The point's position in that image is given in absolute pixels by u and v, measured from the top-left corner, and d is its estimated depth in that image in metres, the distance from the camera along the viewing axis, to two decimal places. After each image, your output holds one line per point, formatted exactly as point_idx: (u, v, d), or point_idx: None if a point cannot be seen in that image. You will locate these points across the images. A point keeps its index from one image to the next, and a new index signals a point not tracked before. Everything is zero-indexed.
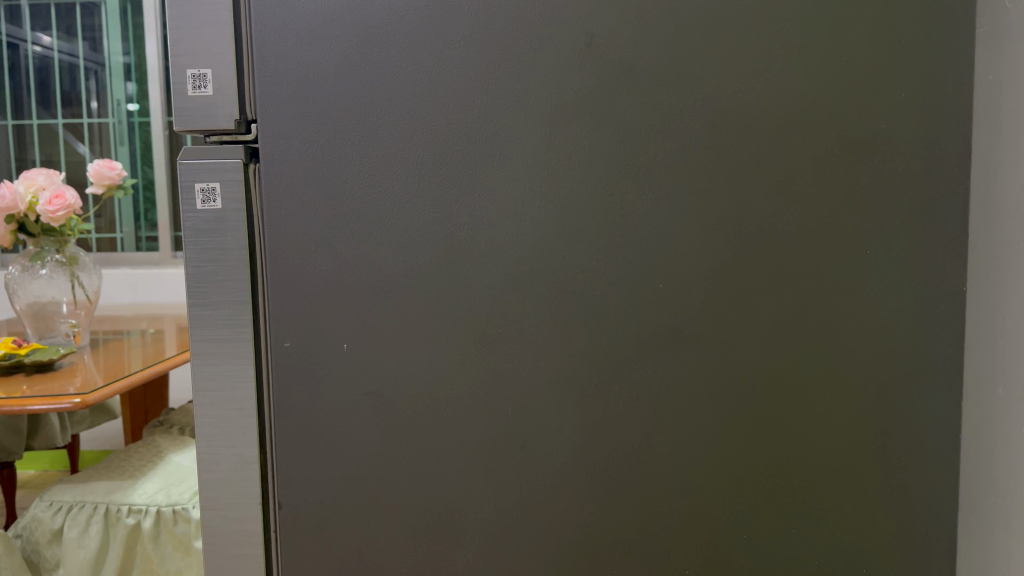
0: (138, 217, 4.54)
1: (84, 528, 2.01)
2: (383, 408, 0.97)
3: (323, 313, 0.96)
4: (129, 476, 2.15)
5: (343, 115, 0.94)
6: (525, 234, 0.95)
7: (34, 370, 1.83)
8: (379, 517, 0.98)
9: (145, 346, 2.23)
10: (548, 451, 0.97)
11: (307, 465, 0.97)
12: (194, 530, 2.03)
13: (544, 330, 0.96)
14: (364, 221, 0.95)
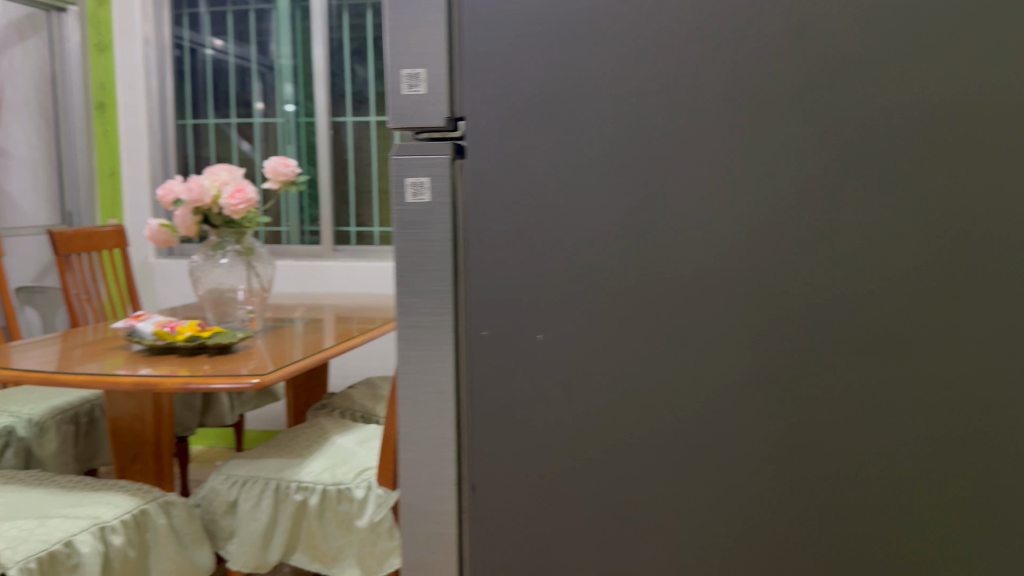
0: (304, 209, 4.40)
1: (257, 503, 1.84)
2: (569, 399, 0.99)
3: (519, 304, 0.98)
4: (294, 454, 1.95)
5: (544, 113, 0.96)
6: (716, 232, 0.95)
7: (215, 352, 1.93)
8: (562, 506, 1.00)
9: (305, 334, 2.35)
10: (735, 448, 0.97)
11: (493, 453, 1.00)
12: (358, 510, 1.85)
13: (733, 328, 0.95)
14: (562, 214, 0.97)
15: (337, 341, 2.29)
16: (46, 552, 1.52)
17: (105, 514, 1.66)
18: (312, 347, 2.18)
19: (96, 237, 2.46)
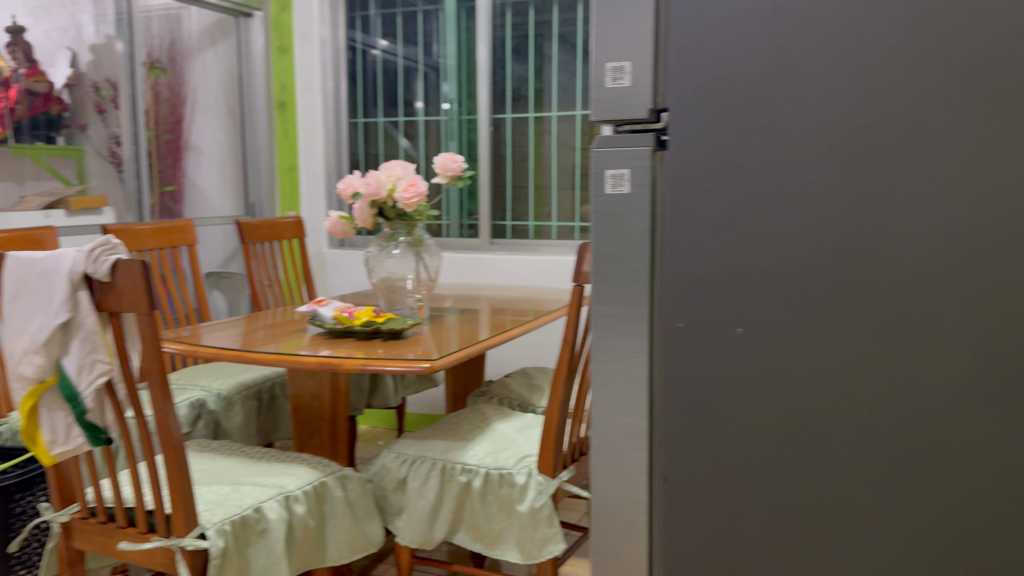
0: (463, 197, 3.30)
1: (423, 481, 1.86)
2: (771, 408, 0.76)
3: (716, 284, 0.76)
4: (460, 436, 1.97)
5: (752, 40, 0.73)
6: (1001, 213, 0.67)
7: (388, 337, 2.01)
8: (757, 535, 0.78)
9: (473, 315, 2.39)
10: (1004, 477, 0.69)
11: (679, 485, 0.80)
12: (518, 493, 1.80)
13: (1004, 315, 0.68)
14: (769, 166, 0.74)
15: (507, 324, 2.30)
16: (239, 515, 1.62)
17: (289, 483, 1.75)
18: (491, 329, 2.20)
19: (279, 227, 2.62)
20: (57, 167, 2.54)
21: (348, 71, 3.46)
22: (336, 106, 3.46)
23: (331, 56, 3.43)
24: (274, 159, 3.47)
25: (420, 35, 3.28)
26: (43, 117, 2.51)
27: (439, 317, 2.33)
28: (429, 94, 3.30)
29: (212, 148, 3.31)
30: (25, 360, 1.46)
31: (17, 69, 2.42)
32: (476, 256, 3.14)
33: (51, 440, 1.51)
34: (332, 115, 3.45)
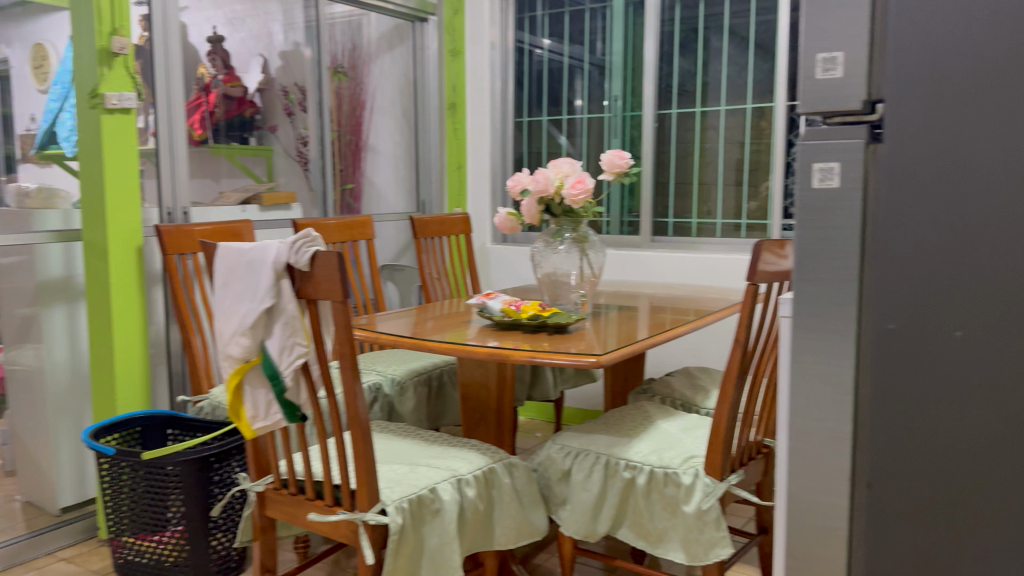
0: (625, 193, 3.28)
1: (587, 474, 1.87)
2: (993, 420, 0.71)
3: (933, 287, 0.73)
4: (624, 433, 1.97)
5: (983, 31, 0.69)
6: None
7: (553, 332, 2.04)
8: (971, 552, 0.74)
9: (640, 311, 2.36)
10: None
11: (886, 491, 0.77)
12: (684, 494, 1.76)
13: None
14: (998, 163, 0.69)
15: (674, 320, 2.25)
16: (415, 495, 1.70)
17: (461, 468, 1.81)
18: (656, 326, 2.15)
19: (448, 223, 2.73)
20: (249, 166, 2.76)
21: (515, 72, 3.54)
22: (502, 106, 3.54)
23: (501, 57, 3.52)
24: (445, 158, 3.54)
25: (588, 33, 3.30)
26: (238, 119, 2.73)
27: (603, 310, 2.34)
28: (593, 92, 3.32)
29: (387, 147, 3.48)
30: (232, 341, 1.59)
31: (216, 75, 2.64)
32: (639, 255, 3.11)
33: (253, 415, 1.64)
34: (498, 115, 3.54)
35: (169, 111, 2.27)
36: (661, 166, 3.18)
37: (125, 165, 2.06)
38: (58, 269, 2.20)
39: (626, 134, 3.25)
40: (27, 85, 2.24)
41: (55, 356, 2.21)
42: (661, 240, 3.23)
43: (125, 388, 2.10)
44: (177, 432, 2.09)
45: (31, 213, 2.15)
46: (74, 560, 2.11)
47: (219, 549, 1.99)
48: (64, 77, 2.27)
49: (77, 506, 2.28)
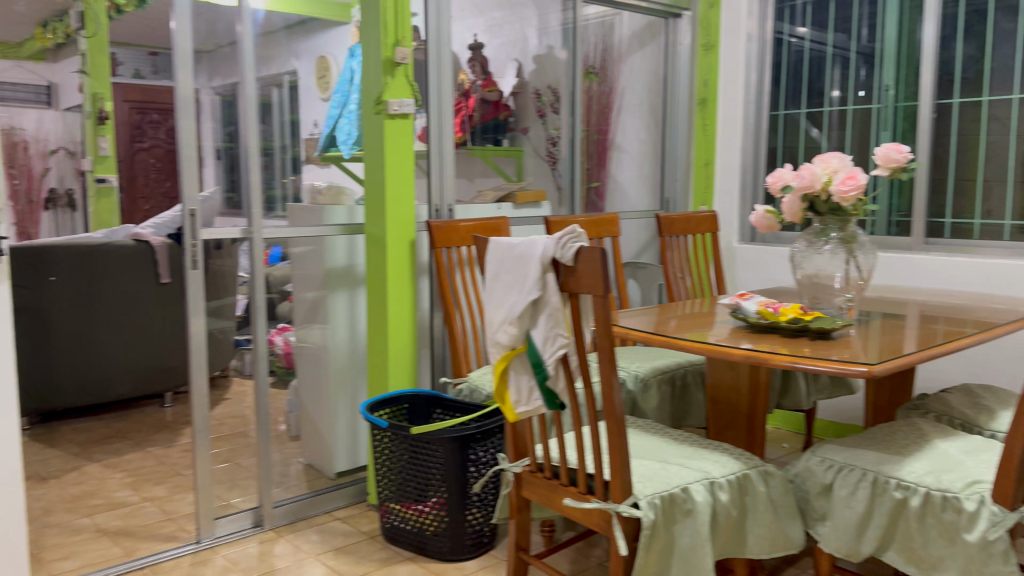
0: (894, 192, 3.05)
1: (852, 490, 1.76)
2: None
3: None
4: (894, 451, 1.83)
5: None
6: None
7: (816, 337, 1.93)
8: None
9: (913, 319, 2.19)
10: None
11: None
12: (966, 521, 1.61)
13: None
14: None
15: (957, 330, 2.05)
16: (668, 492, 1.67)
17: (714, 471, 1.77)
18: (931, 338, 1.96)
19: (695, 221, 2.71)
20: (501, 166, 2.88)
21: (774, 62, 3.42)
22: (757, 100, 3.45)
23: (758, 49, 3.43)
24: (692, 154, 3.52)
25: (854, 20, 3.12)
26: (492, 122, 2.89)
27: (867, 316, 2.20)
28: (858, 82, 3.13)
29: (633, 145, 3.48)
30: (501, 329, 1.68)
31: (476, 80, 2.81)
32: (910, 258, 2.90)
33: (516, 400, 1.72)
34: (753, 108, 3.45)
35: (439, 115, 2.45)
36: (938, 160, 2.92)
37: (403, 166, 2.25)
38: (343, 258, 2.47)
39: (896, 126, 3.02)
40: (312, 93, 2.49)
41: (339, 336, 2.48)
42: (935, 243, 2.96)
43: (396, 366, 2.29)
44: (441, 411, 2.25)
45: (322, 209, 2.42)
46: (347, 520, 2.35)
47: (473, 525, 2.11)
48: (344, 86, 2.51)
49: (350, 471, 2.53)
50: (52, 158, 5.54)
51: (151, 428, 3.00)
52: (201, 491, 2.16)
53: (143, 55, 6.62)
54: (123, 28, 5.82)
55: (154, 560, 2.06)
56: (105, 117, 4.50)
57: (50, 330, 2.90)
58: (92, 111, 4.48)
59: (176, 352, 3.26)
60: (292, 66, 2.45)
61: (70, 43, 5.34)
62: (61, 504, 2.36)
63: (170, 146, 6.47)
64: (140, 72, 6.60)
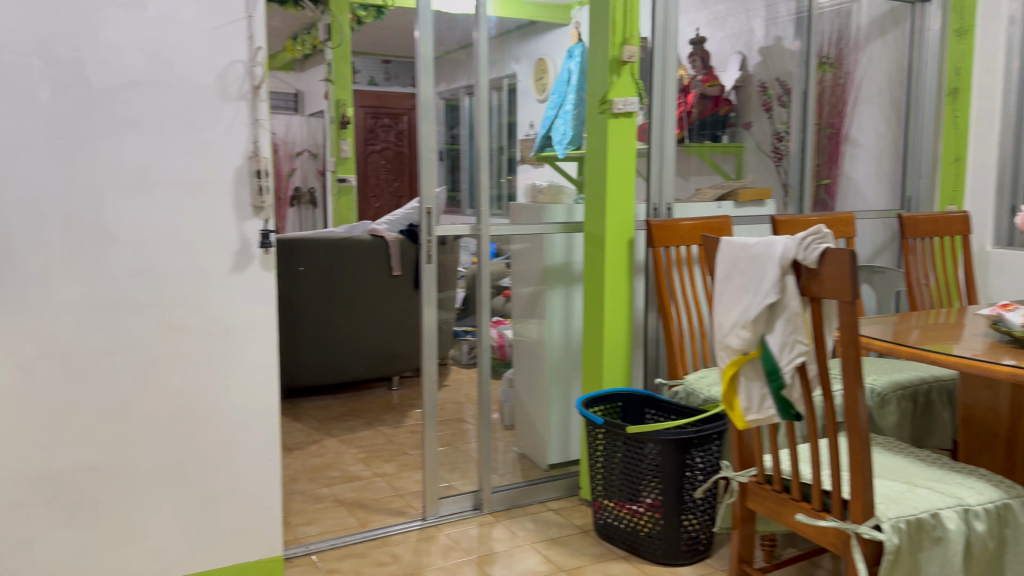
0: None
1: None
2: None
3: None
4: None
5: None
6: None
7: None
8: None
9: None
10: None
11: None
12: None
13: None
14: None
15: None
16: (915, 517, 1.54)
17: (969, 498, 1.62)
18: None
19: (944, 222, 2.51)
20: (718, 163, 2.78)
21: None
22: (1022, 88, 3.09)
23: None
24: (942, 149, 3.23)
25: None
26: (711, 118, 2.78)
27: None
28: None
29: (870, 140, 3.25)
30: (733, 332, 1.63)
31: (696, 76, 2.71)
32: None
33: (747, 407, 1.67)
34: (1016, 98, 3.10)
35: (662, 113, 2.44)
36: None
37: (624, 164, 2.25)
38: (560, 255, 2.53)
39: None
40: (529, 96, 2.45)
41: (554, 331, 2.53)
42: None
43: (611, 364, 2.30)
44: (655, 411, 2.23)
45: (543, 208, 2.49)
46: (560, 512, 2.40)
47: (690, 531, 2.07)
48: (561, 87, 2.46)
49: (562, 464, 2.58)
50: (297, 159, 6.20)
51: (380, 409, 3.22)
52: (428, 472, 2.30)
53: (377, 63, 7.40)
54: (363, 37, 6.28)
55: (385, 533, 2.22)
56: (347, 122, 4.87)
57: (299, 315, 3.21)
58: (336, 116, 4.87)
59: (404, 339, 3.48)
60: (512, 70, 2.41)
61: (318, 53, 5.86)
62: (305, 473, 2.60)
63: (398, 148, 7.16)
64: (374, 79, 7.38)
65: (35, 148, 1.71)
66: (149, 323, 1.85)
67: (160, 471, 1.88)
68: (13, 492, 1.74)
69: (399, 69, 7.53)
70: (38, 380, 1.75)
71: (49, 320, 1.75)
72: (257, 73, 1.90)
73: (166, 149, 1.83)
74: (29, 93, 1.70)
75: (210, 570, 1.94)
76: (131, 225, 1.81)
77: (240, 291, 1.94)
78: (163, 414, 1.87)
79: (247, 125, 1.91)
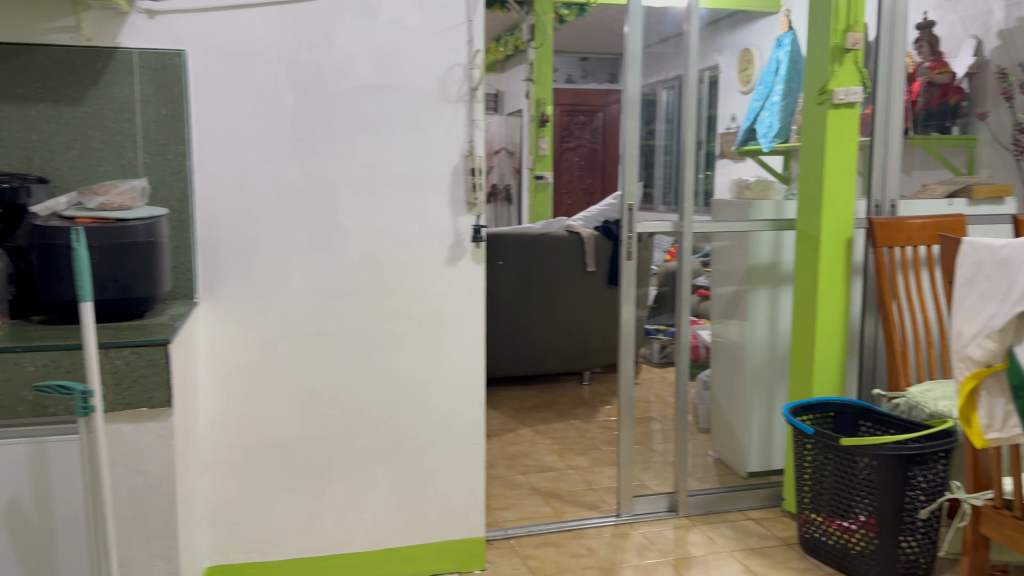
0: None
1: None
2: None
3: None
4: None
5: None
6: None
7: None
8: None
9: None
10: None
11: None
12: None
13: None
14: None
15: None
16: None
17: None
18: None
19: None
20: (947, 157, 2.58)
21: None
22: None
23: None
24: None
25: None
26: (939, 108, 2.57)
27: None
28: None
29: None
30: (974, 342, 1.50)
31: (922, 63, 2.53)
32: None
33: (987, 425, 1.52)
34: None
35: (888, 103, 2.28)
36: None
37: (844, 159, 2.13)
38: (768, 255, 2.43)
39: None
40: (732, 87, 2.37)
41: (757, 335, 2.45)
42: None
43: (822, 371, 2.18)
44: (871, 424, 2.10)
45: (750, 203, 2.41)
46: (761, 522, 2.31)
47: (908, 553, 1.92)
48: (768, 78, 2.42)
49: (763, 472, 2.49)
50: (495, 157, 6.45)
51: (572, 403, 3.27)
52: (624, 470, 2.29)
53: (575, 61, 7.66)
54: (562, 35, 6.39)
55: (581, 526, 2.24)
56: (547, 120, 5.01)
57: (497, 305, 3.32)
58: (536, 115, 5.01)
59: (596, 335, 3.49)
60: (715, 61, 2.33)
61: (518, 53, 6.05)
62: (502, 460, 2.69)
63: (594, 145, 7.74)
64: (572, 77, 7.70)
65: (281, 148, 1.89)
66: (371, 309, 1.98)
67: (376, 449, 2.01)
68: (254, 457, 1.93)
69: (594, 65, 7.79)
70: (277, 358, 1.93)
71: (288, 303, 1.92)
72: (475, 75, 1.97)
73: (391, 148, 1.95)
74: (276, 98, 1.87)
75: (419, 545, 2.05)
76: (359, 219, 1.95)
77: (452, 283, 2.03)
78: (380, 396, 2.00)
79: (464, 125, 2.00)
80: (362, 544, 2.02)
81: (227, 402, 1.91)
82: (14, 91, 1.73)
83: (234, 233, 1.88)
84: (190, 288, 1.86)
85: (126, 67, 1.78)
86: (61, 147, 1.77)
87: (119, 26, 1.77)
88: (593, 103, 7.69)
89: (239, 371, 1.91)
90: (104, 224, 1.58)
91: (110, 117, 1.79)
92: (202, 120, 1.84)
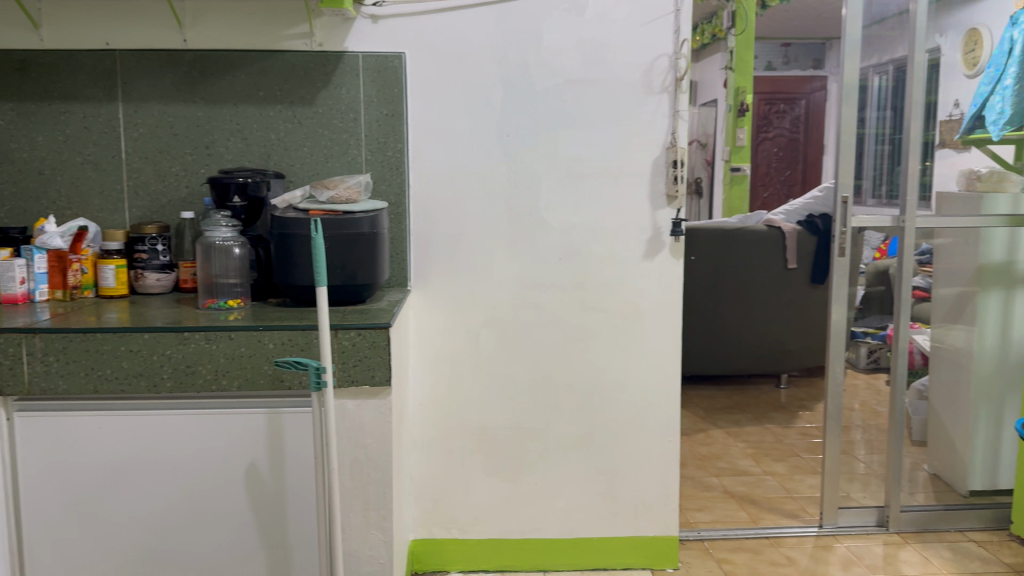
0: None
1: None
2: None
3: None
4: None
5: None
6: None
7: None
8: None
9: None
10: None
11: None
12: None
13: None
14: None
15: None
16: None
17: None
18: None
19: None
20: None
21: None
22: None
23: None
24: None
25: None
26: None
27: None
28: None
29: None
30: None
31: None
32: None
33: None
34: None
35: None
36: None
37: None
38: (1001, 253, 2.23)
39: None
40: (957, 72, 2.20)
41: (986, 342, 2.24)
42: None
43: None
44: None
45: (982, 196, 2.21)
46: (984, 545, 2.12)
47: None
48: (999, 59, 2.21)
49: (988, 492, 2.29)
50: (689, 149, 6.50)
51: (767, 406, 3.15)
52: (828, 479, 2.18)
53: (776, 47, 7.40)
54: (760, 20, 6.15)
55: (779, 534, 2.16)
56: (745, 109, 4.84)
57: (688, 303, 3.27)
58: (734, 104, 4.87)
59: (794, 336, 3.35)
60: (936, 43, 2.13)
61: (714, 42, 5.89)
62: (694, 460, 2.64)
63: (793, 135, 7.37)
64: (772, 63, 7.43)
65: (489, 143, 1.95)
66: (570, 301, 2.01)
67: (571, 439, 2.04)
68: (457, 439, 2.02)
69: (797, 51, 7.48)
70: (480, 346, 2.01)
71: (492, 293, 2.00)
72: (681, 65, 1.93)
73: (595, 142, 1.97)
74: (486, 94, 1.94)
75: (612, 538, 2.06)
76: (561, 212, 1.98)
77: (652, 278, 2.01)
78: (576, 387, 2.03)
79: (667, 116, 1.96)
80: (555, 531, 2.06)
81: (433, 385, 2.01)
82: (256, 94, 1.93)
83: (444, 225, 1.97)
84: (404, 277, 1.98)
85: (352, 69, 1.92)
86: (296, 145, 1.95)
87: (347, 31, 1.91)
88: (792, 90, 7.37)
89: (445, 357, 2.00)
90: (334, 216, 1.72)
91: (338, 117, 1.94)
92: (418, 118, 1.94)
